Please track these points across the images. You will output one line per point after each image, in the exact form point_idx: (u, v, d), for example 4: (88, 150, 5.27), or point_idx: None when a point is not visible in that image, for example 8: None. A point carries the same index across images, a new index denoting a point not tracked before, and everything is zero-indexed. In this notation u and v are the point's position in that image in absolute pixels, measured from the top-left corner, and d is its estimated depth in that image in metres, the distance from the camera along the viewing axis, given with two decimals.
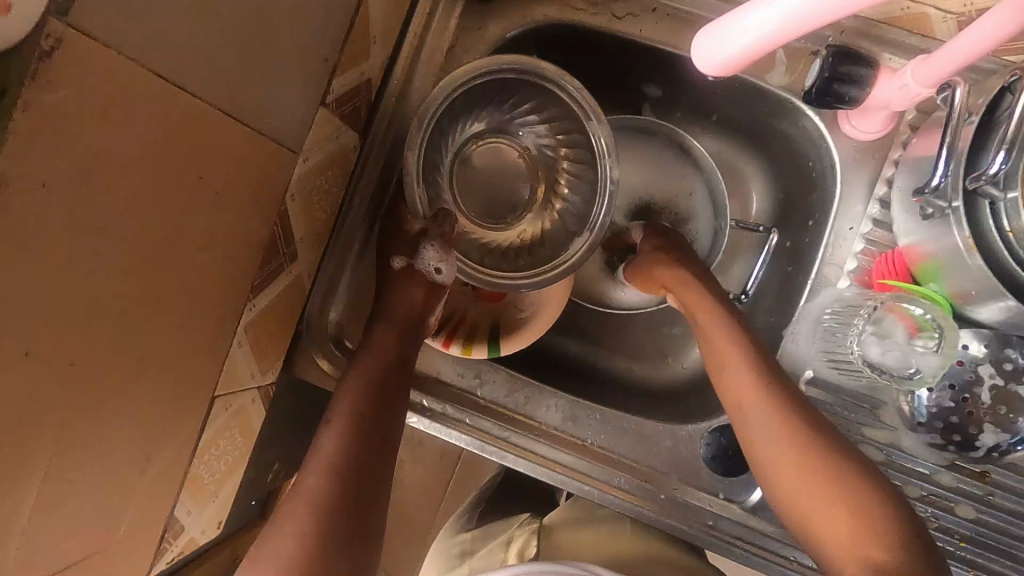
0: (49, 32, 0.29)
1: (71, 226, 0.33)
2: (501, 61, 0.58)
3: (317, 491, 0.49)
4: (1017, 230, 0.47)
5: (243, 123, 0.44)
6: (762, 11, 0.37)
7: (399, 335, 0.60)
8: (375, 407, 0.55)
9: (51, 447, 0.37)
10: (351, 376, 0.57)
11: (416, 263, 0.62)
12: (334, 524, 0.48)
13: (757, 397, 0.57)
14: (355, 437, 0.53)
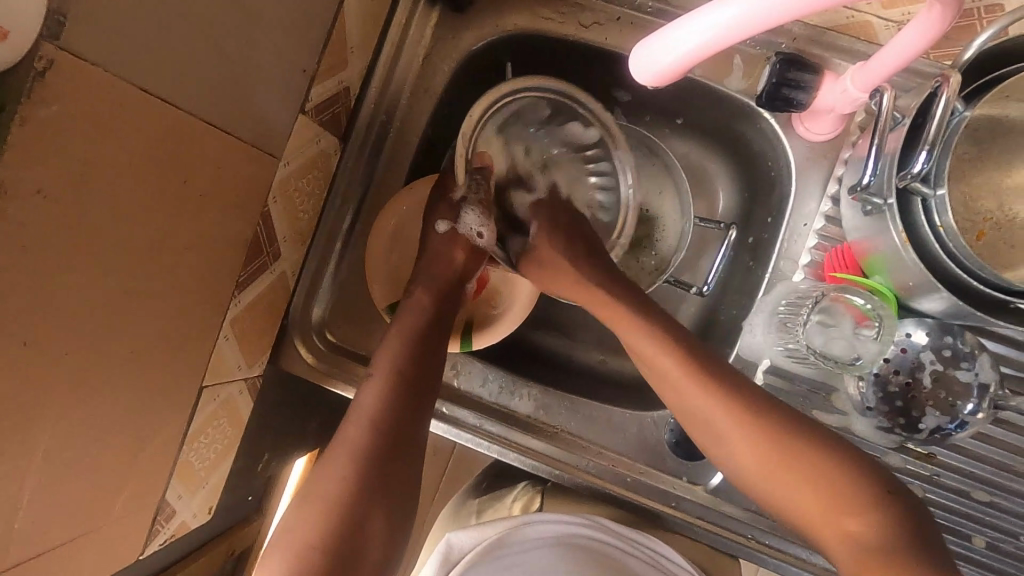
0: (43, 54, 0.33)
1: (65, 228, 0.37)
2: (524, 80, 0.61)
3: (359, 442, 0.54)
4: (946, 225, 0.51)
5: (228, 132, 0.47)
6: (710, 17, 0.39)
7: (438, 298, 0.64)
8: (412, 366, 0.59)
9: (48, 430, 0.41)
10: (391, 336, 0.61)
11: (459, 225, 0.68)
12: (371, 472, 0.52)
13: (714, 409, 0.56)
14: (394, 392, 0.57)
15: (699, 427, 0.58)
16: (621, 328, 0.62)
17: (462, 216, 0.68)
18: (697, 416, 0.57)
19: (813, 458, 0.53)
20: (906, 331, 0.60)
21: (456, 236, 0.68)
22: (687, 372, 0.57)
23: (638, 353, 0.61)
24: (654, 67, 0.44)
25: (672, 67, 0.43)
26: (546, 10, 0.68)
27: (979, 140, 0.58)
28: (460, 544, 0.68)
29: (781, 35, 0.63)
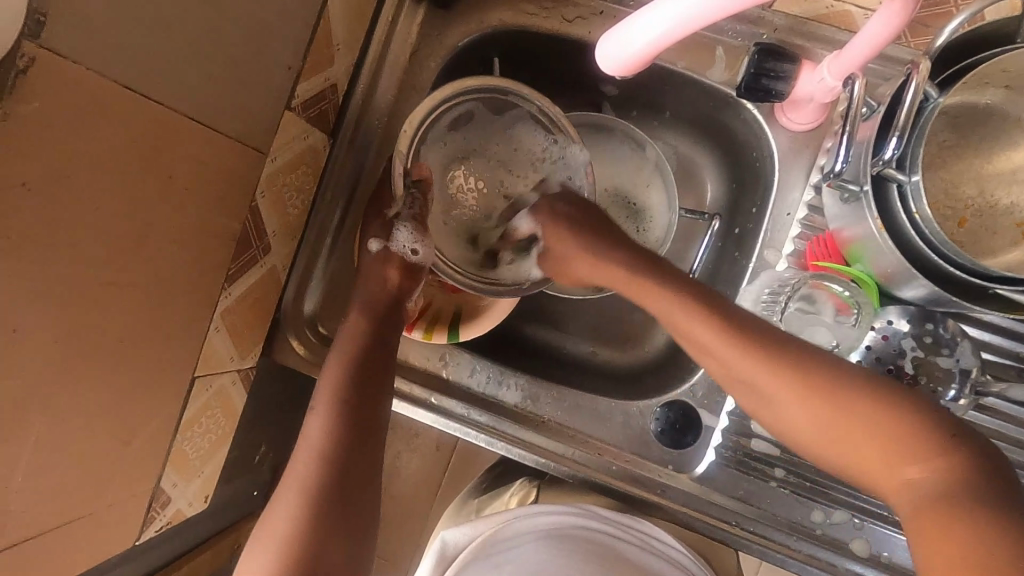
0: (24, 53, 0.35)
1: (48, 219, 0.38)
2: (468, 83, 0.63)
3: (304, 481, 0.53)
4: (922, 211, 0.51)
5: (211, 129, 0.49)
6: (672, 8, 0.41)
7: (372, 322, 0.64)
8: (356, 389, 0.59)
9: (39, 415, 0.43)
10: (332, 360, 0.61)
11: (393, 244, 0.66)
12: (322, 498, 0.52)
13: (760, 373, 0.53)
14: (339, 420, 0.57)
15: (743, 389, 0.55)
16: (645, 298, 0.62)
17: (393, 234, 0.66)
18: (750, 386, 0.54)
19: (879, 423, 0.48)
20: (888, 318, 0.61)
21: (389, 255, 0.67)
22: (711, 325, 0.57)
23: (672, 325, 0.60)
24: (619, 58, 0.46)
25: (637, 56, 0.45)
26: (530, 4, 0.69)
27: (959, 128, 0.58)
28: (454, 541, 0.67)
29: (762, 26, 0.63)
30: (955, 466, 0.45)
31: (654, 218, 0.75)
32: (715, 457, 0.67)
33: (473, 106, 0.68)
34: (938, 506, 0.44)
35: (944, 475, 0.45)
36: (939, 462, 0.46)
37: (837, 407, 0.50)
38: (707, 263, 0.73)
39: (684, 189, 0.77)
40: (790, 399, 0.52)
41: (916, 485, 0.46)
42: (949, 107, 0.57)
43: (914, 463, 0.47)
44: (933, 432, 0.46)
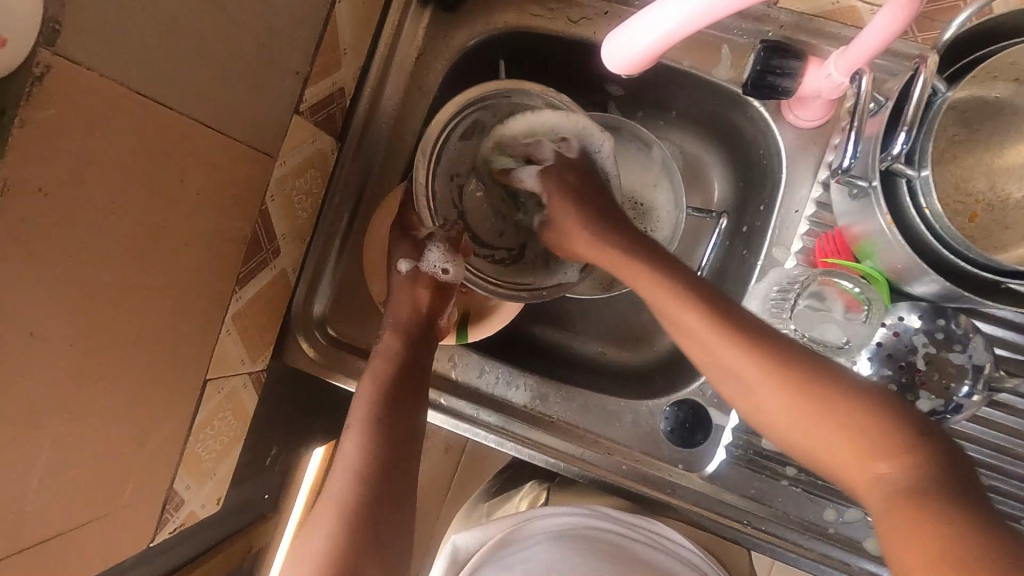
0: (39, 61, 0.35)
1: (64, 223, 0.39)
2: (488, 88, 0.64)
3: (344, 499, 0.52)
4: (931, 206, 0.51)
5: (221, 133, 0.49)
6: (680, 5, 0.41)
7: (409, 341, 0.63)
8: (392, 406, 0.58)
9: (55, 417, 0.43)
10: (366, 380, 0.61)
11: (422, 264, 0.66)
12: (359, 515, 0.52)
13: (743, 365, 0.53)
14: (376, 437, 0.56)
15: (725, 378, 0.56)
16: (638, 282, 0.61)
17: (425, 253, 0.66)
18: (721, 364, 0.55)
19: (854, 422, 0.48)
20: (899, 314, 0.60)
21: (418, 275, 0.66)
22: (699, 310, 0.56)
23: (660, 310, 0.59)
24: (622, 56, 0.46)
25: (640, 56, 0.46)
26: (534, 6, 0.69)
27: (969, 123, 0.58)
28: (464, 545, 0.68)
29: (767, 23, 0.63)
30: (925, 459, 0.46)
31: (661, 218, 0.75)
32: (725, 456, 0.66)
33: (480, 113, 0.67)
34: (911, 495, 0.44)
35: (916, 469, 0.45)
36: (907, 457, 0.46)
37: (819, 403, 0.50)
38: (715, 262, 0.73)
39: (691, 188, 0.77)
40: (755, 377, 0.53)
41: (889, 479, 0.46)
42: (957, 101, 0.57)
43: (888, 458, 0.47)
44: (897, 426, 0.47)
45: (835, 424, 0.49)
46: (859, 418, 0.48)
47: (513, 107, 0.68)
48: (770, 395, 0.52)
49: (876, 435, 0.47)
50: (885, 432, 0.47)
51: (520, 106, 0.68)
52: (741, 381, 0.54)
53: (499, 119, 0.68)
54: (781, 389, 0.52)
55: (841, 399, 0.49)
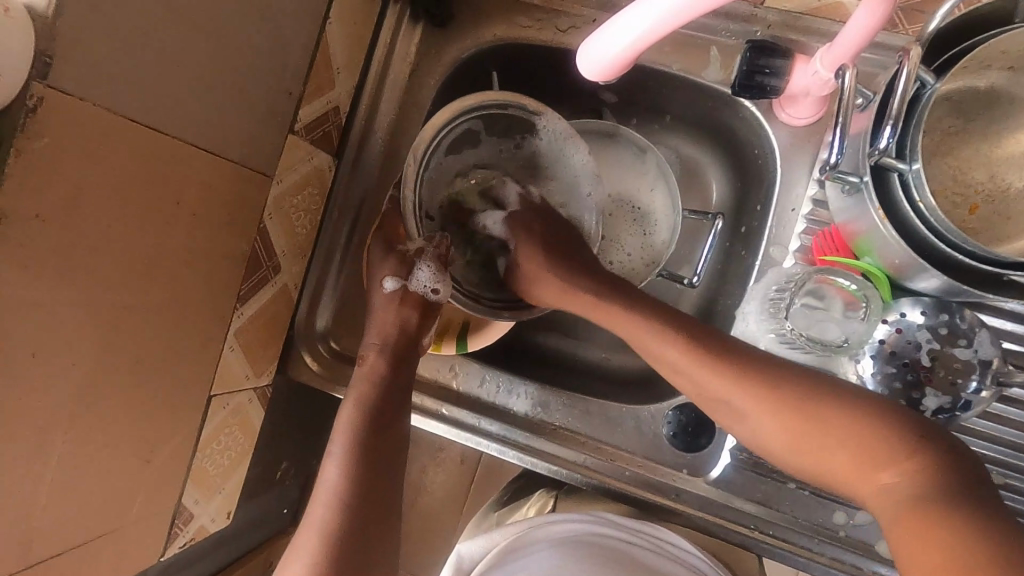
0: (33, 93, 0.37)
1: (64, 247, 0.41)
2: (484, 99, 0.63)
3: (325, 525, 0.54)
4: (925, 200, 0.50)
5: (215, 154, 0.51)
6: (641, 15, 0.42)
7: (389, 363, 0.64)
8: (372, 431, 0.60)
9: (60, 435, 0.45)
10: (347, 404, 0.62)
11: (411, 283, 0.66)
12: (338, 541, 0.53)
13: (734, 390, 0.55)
14: (357, 463, 0.58)
15: (734, 421, 0.56)
16: (610, 320, 0.62)
17: (415, 273, 0.66)
18: (729, 403, 0.56)
19: (857, 431, 0.51)
20: (901, 310, 0.59)
21: (407, 294, 0.66)
22: (689, 354, 0.57)
23: (640, 346, 0.60)
24: (590, 66, 0.48)
25: (606, 65, 0.47)
26: (523, 18, 0.70)
27: (964, 113, 0.57)
28: (468, 556, 0.67)
29: (756, 24, 0.63)
30: (927, 464, 0.48)
31: (659, 222, 0.75)
32: (730, 460, 0.65)
33: (475, 123, 0.68)
34: (917, 503, 0.46)
35: (918, 477, 0.47)
36: (908, 465, 0.48)
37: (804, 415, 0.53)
38: (715, 263, 0.73)
39: (689, 191, 0.77)
40: (763, 420, 0.54)
41: (895, 487, 0.48)
42: (951, 92, 0.56)
43: (890, 468, 0.49)
44: (902, 435, 0.49)
45: (831, 443, 0.52)
46: (863, 433, 0.50)
47: (508, 118, 0.68)
48: (770, 426, 0.54)
49: (880, 449, 0.49)
50: (889, 444, 0.49)
51: (513, 118, 0.68)
52: (742, 413, 0.55)
53: (493, 128, 0.69)
54: (780, 417, 0.53)
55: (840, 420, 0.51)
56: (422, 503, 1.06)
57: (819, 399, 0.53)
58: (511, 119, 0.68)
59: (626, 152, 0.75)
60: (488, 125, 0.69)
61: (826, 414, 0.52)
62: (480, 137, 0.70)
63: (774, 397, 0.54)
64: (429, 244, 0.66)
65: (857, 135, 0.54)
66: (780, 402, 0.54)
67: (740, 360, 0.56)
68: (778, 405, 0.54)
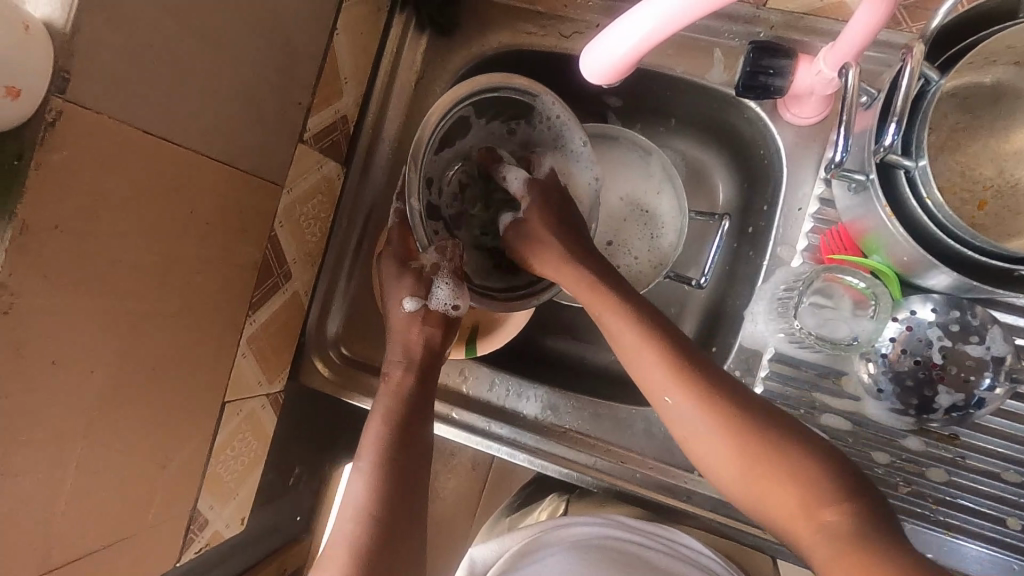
0: (52, 108, 0.38)
1: (81, 258, 0.42)
2: (476, 85, 0.60)
3: (352, 542, 0.55)
4: (932, 196, 0.50)
5: (226, 164, 0.52)
6: (642, 17, 0.43)
7: (416, 380, 0.65)
8: (401, 448, 0.60)
9: (79, 441, 0.46)
10: (373, 420, 0.62)
11: (431, 301, 0.67)
12: (370, 557, 0.54)
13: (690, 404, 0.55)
14: (384, 481, 0.58)
15: (692, 444, 0.56)
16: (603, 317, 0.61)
17: (433, 290, 0.66)
18: (683, 417, 0.56)
19: (797, 467, 0.51)
20: (911, 308, 0.59)
21: (428, 312, 0.67)
22: (671, 371, 0.56)
23: (622, 350, 0.60)
24: (591, 71, 0.49)
25: (607, 70, 0.48)
26: (527, 24, 0.71)
27: (970, 109, 0.57)
28: (482, 559, 0.67)
29: (757, 25, 0.64)
30: (861, 510, 0.49)
31: (666, 221, 0.75)
32: None
33: (468, 109, 0.66)
34: (852, 544, 0.47)
35: (855, 518, 0.48)
36: (848, 505, 0.49)
37: (750, 442, 0.53)
38: (723, 264, 0.73)
39: (695, 192, 0.77)
40: (719, 443, 0.54)
41: (833, 527, 0.48)
42: (956, 89, 0.56)
43: (831, 507, 0.49)
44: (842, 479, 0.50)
45: (779, 476, 0.52)
46: (811, 471, 0.51)
47: (501, 100, 0.66)
48: (725, 455, 0.54)
49: (822, 489, 0.50)
50: (824, 487, 0.50)
51: (509, 98, 0.65)
52: (700, 438, 0.55)
53: (486, 111, 0.67)
54: (738, 445, 0.53)
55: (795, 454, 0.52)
56: (434, 509, 1.07)
57: (773, 433, 0.53)
58: (505, 101, 0.66)
59: (631, 151, 0.76)
60: (481, 109, 0.67)
61: (777, 448, 0.52)
62: (472, 121, 0.68)
63: (732, 427, 0.54)
64: (441, 259, 0.65)
65: (863, 135, 0.54)
66: (738, 433, 0.53)
67: (707, 383, 0.56)
68: (733, 435, 0.53)
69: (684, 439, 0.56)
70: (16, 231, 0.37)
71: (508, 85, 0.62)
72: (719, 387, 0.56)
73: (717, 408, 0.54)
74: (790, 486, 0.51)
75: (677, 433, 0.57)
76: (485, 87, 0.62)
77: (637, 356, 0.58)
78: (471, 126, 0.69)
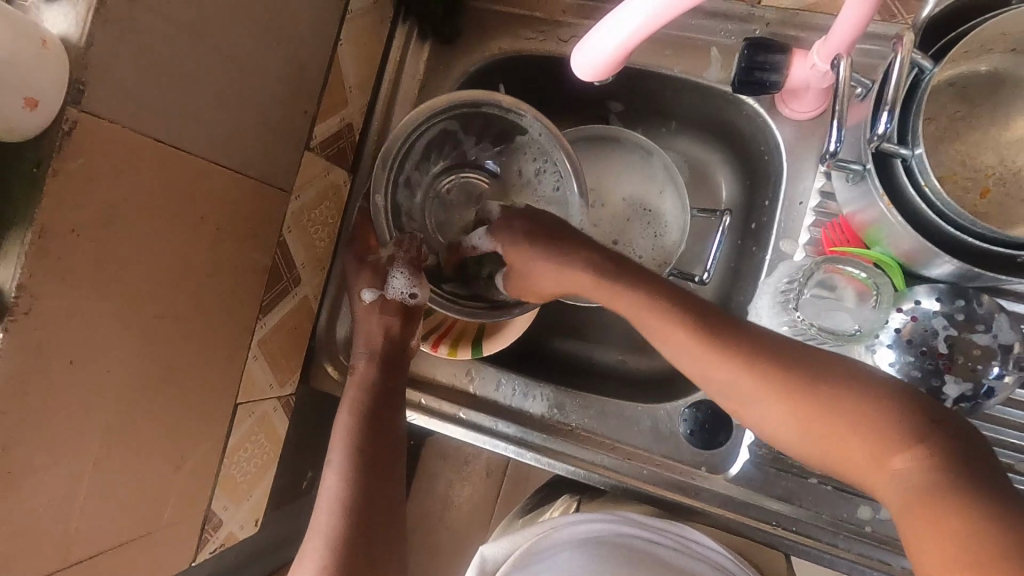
0: (68, 118, 0.39)
1: (97, 260, 0.43)
2: (449, 98, 0.63)
3: (330, 530, 0.56)
4: (930, 183, 0.50)
5: (234, 171, 0.54)
6: (623, 20, 0.44)
7: (379, 370, 0.66)
8: (370, 436, 0.62)
9: (97, 439, 0.47)
10: (342, 411, 0.64)
11: (387, 291, 0.67)
12: (349, 543, 0.55)
13: (734, 370, 0.54)
14: (356, 470, 0.60)
15: (749, 413, 0.55)
16: (623, 302, 0.61)
17: (389, 280, 0.67)
18: (731, 391, 0.55)
19: (864, 414, 0.49)
20: (916, 299, 0.58)
21: (386, 303, 0.67)
22: (706, 343, 0.56)
23: (644, 325, 0.60)
24: (583, 69, 0.50)
25: (596, 67, 0.49)
26: (526, 29, 0.72)
27: (970, 98, 0.57)
28: (491, 557, 0.66)
29: (754, 22, 0.64)
30: (939, 450, 0.46)
31: (670, 221, 0.76)
32: (749, 456, 0.65)
33: (451, 123, 0.68)
34: (927, 496, 0.45)
35: (928, 463, 0.46)
36: (919, 450, 0.47)
37: (819, 408, 0.51)
38: (727, 260, 0.73)
39: (699, 192, 0.78)
40: (768, 403, 0.53)
41: (902, 474, 0.47)
42: (953, 78, 0.56)
43: (902, 453, 0.47)
44: (914, 419, 0.47)
45: (846, 438, 0.50)
46: (881, 425, 0.48)
47: (484, 116, 0.68)
48: (781, 428, 0.53)
49: (887, 435, 0.48)
50: (899, 429, 0.47)
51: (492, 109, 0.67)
52: (758, 406, 0.54)
53: (470, 129, 0.69)
54: (801, 411, 0.52)
55: (865, 409, 0.49)
56: (449, 518, 1.07)
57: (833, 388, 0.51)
58: (489, 117, 0.68)
59: (632, 152, 0.77)
60: (466, 126, 0.69)
61: (838, 420, 0.50)
62: (460, 138, 0.70)
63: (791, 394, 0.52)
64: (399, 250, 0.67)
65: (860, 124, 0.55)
66: (779, 393, 0.53)
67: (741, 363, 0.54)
68: (792, 399, 0.52)
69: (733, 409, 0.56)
70: (34, 235, 0.39)
71: (483, 100, 0.65)
72: (756, 351, 0.54)
73: (761, 371, 0.54)
74: (864, 435, 0.49)
75: (729, 407, 0.56)
76: (460, 101, 0.64)
77: (658, 319, 0.59)
78: (461, 143, 0.71)
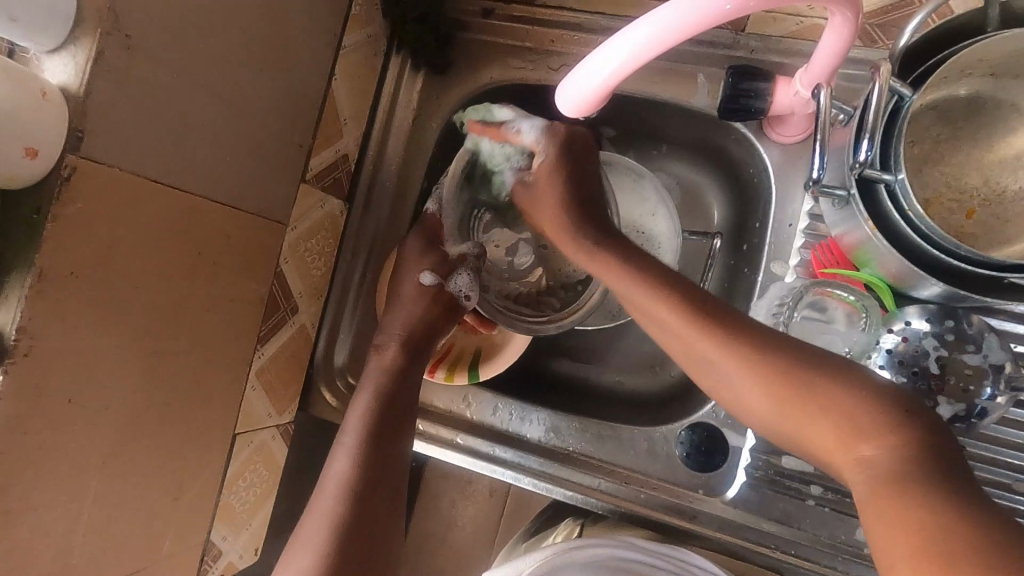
0: (67, 165, 0.41)
1: (97, 300, 0.44)
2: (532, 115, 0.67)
3: (337, 517, 0.55)
4: (913, 208, 0.51)
5: (231, 206, 0.55)
6: (607, 53, 0.46)
7: (404, 352, 0.66)
8: (384, 415, 0.62)
9: (96, 473, 0.48)
10: (363, 393, 0.64)
11: (447, 284, 0.69)
12: (347, 529, 0.55)
13: (719, 356, 0.54)
14: (367, 451, 0.59)
15: (728, 392, 0.55)
16: (617, 288, 0.61)
17: (454, 276, 0.70)
18: (710, 365, 0.55)
19: (838, 396, 0.48)
20: (906, 319, 0.60)
21: (440, 290, 0.69)
22: (699, 325, 0.55)
23: (648, 316, 0.58)
24: (567, 104, 0.51)
25: (580, 102, 0.50)
26: (518, 59, 0.73)
27: (951, 121, 0.58)
28: None
29: (739, 49, 0.65)
30: (911, 438, 0.45)
31: (665, 242, 0.76)
32: (745, 478, 0.65)
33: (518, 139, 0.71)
34: (885, 478, 0.43)
35: (896, 450, 0.44)
36: (892, 437, 0.45)
37: (796, 387, 0.50)
38: (720, 280, 0.74)
39: (692, 212, 0.78)
40: (749, 387, 0.53)
41: (868, 460, 0.45)
42: (936, 102, 0.57)
43: (872, 440, 0.46)
44: (889, 407, 0.46)
45: (820, 417, 0.49)
46: (857, 413, 0.47)
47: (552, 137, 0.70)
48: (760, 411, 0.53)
49: (860, 421, 0.47)
50: (873, 415, 0.46)
51: None
52: (742, 394, 0.53)
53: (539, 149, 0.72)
54: (776, 398, 0.51)
55: (839, 394, 0.48)
56: (453, 539, 1.06)
57: (818, 378, 0.50)
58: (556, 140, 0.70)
59: (625, 176, 0.77)
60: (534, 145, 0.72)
61: (814, 400, 0.49)
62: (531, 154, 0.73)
63: (776, 381, 0.51)
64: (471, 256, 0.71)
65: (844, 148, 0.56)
66: (757, 372, 0.52)
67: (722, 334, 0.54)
68: (769, 385, 0.51)
69: (718, 389, 0.56)
70: (33, 278, 0.40)
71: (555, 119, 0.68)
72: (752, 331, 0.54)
73: (738, 347, 0.53)
74: (836, 417, 0.48)
75: (716, 389, 0.56)
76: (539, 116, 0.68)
77: (664, 307, 0.57)
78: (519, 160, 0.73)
